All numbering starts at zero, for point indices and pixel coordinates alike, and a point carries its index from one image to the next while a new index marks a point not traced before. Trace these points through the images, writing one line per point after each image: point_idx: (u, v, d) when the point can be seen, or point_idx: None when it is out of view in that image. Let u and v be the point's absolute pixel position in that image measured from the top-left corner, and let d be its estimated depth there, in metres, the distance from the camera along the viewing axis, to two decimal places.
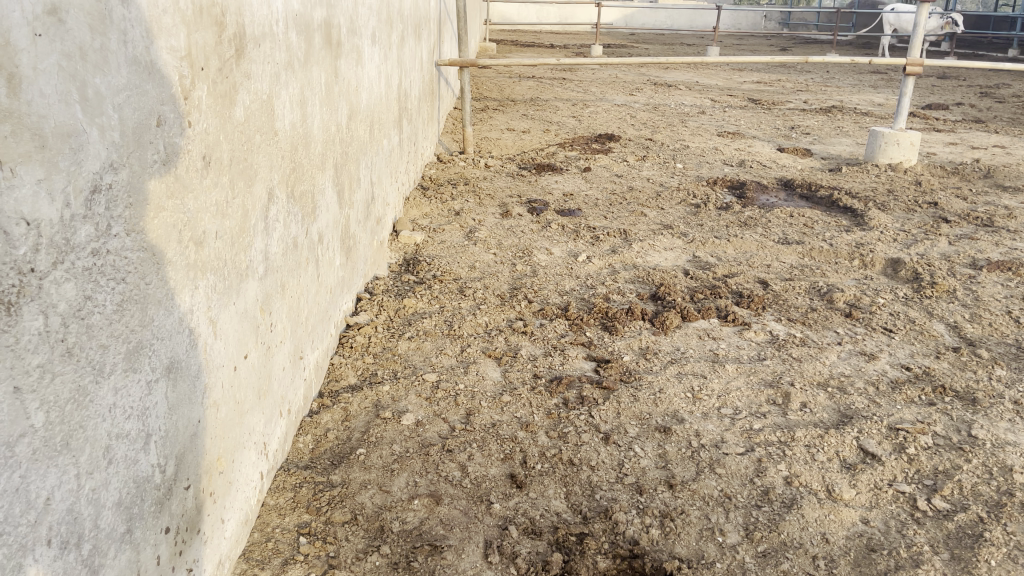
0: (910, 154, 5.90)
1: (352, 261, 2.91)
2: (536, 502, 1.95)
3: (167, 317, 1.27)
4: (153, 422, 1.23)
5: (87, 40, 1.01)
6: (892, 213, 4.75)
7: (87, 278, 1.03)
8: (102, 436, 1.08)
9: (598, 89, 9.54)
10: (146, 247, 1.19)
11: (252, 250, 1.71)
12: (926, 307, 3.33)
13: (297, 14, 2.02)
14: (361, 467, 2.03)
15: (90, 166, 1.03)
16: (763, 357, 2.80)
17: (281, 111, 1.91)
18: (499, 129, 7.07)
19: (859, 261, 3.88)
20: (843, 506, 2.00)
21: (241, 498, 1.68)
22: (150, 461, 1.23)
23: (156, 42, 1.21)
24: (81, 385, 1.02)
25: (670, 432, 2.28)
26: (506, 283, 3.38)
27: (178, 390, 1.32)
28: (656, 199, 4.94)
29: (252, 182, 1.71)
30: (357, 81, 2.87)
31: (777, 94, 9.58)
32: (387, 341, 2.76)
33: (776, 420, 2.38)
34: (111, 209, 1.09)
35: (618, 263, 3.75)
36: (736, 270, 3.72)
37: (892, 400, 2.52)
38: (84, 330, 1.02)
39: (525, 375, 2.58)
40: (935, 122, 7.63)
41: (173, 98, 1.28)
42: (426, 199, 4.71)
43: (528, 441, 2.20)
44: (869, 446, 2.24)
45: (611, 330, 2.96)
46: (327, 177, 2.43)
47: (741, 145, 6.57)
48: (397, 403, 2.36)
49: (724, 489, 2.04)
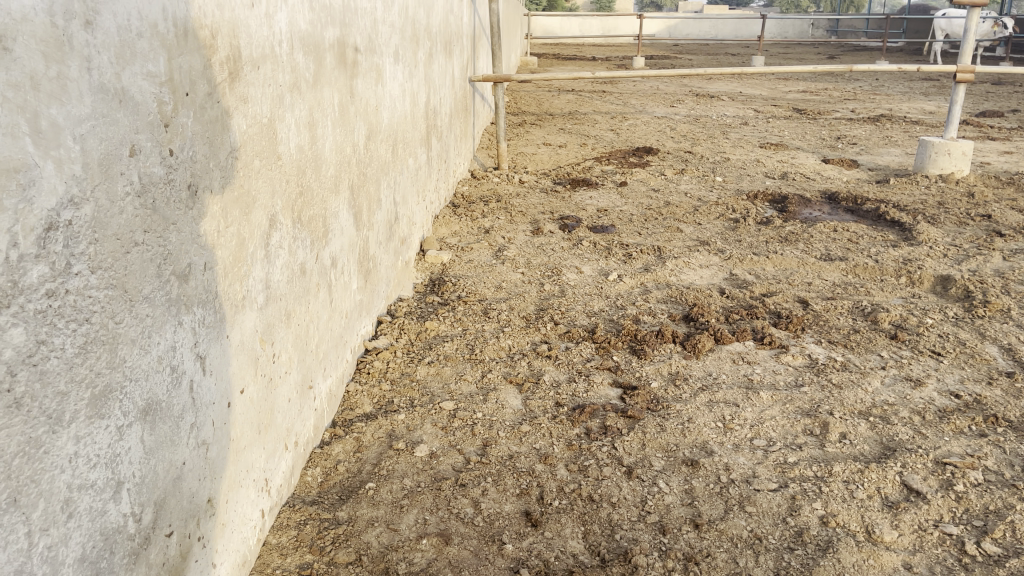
0: (962, 164, 5.67)
1: (373, 283, 2.85)
2: (551, 542, 1.85)
3: (143, 356, 1.21)
4: (125, 469, 1.16)
5: (40, 67, 0.95)
6: (943, 227, 4.54)
7: (42, 321, 0.97)
8: (60, 488, 1.01)
9: (638, 101, 9.41)
10: (116, 284, 1.13)
11: (249, 280, 1.65)
12: (978, 327, 3.14)
13: (304, 34, 1.96)
14: (369, 503, 1.95)
15: (43, 203, 0.96)
16: (800, 384, 2.65)
17: (284, 135, 1.85)
18: (536, 144, 7.00)
19: (907, 278, 3.70)
20: (884, 550, 1.85)
21: (238, 538, 1.62)
22: (121, 510, 1.16)
23: (130, 68, 1.15)
24: (34, 435, 0.96)
25: (697, 466, 2.15)
26: (533, 304, 3.29)
27: (157, 433, 1.26)
28: (694, 214, 4.81)
29: (249, 210, 1.64)
30: (377, 99, 2.82)
31: (823, 103, 9.34)
32: (406, 366, 2.68)
33: (813, 452, 2.23)
34: (71, 246, 1.02)
35: (651, 282, 3.63)
36: (775, 288, 3.58)
37: (940, 431, 2.36)
38: (36, 377, 0.96)
39: (547, 403, 2.48)
40: (989, 130, 7.35)
41: (150, 126, 1.22)
42: (457, 216, 4.64)
43: (546, 475, 2.10)
44: (913, 482, 2.09)
45: (640, 353, 2.84)
46: (341, 200, 2.37)
47: (783, 157, 6.38)
48: (411, 433, 2.28)
49: (754, 529, 1.90)
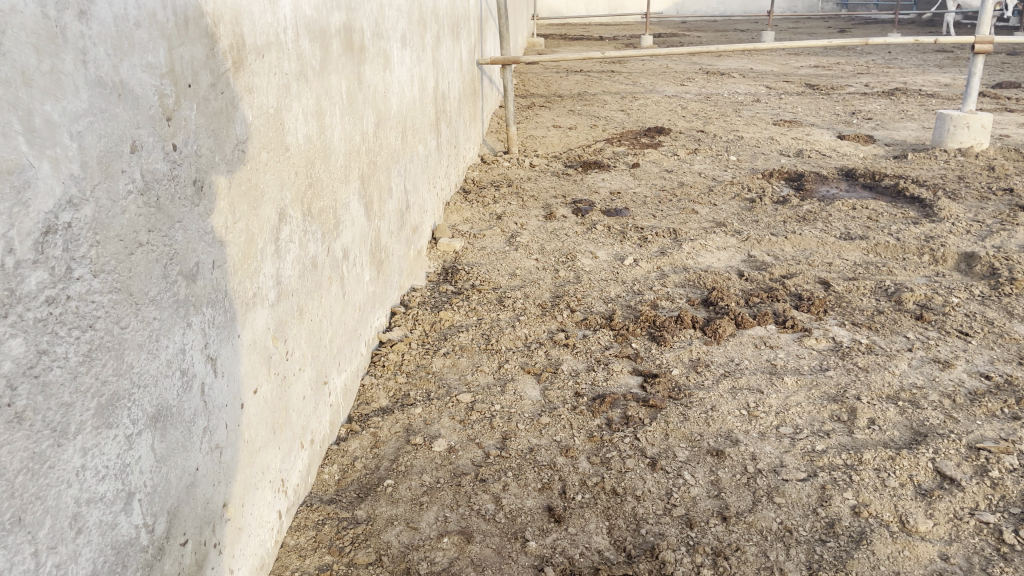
0: (981, 137, 5.56)
1: (385, 274, 2.79)
2: (576, 538, 1.80)
3: (151, 361, 1.16)
4: (135, 479, 1.12)
5: (31, 62, 0.89)
6: (964, 202, 4.45)
7: (42, 330, 0.92)
8: (67, 503, 0.97)
9: (647, 81, 9.26)
10: (120, 287, 1.08)
11: (259, 277, 1.60)
12: (1006, 305, 3.06)
13: (309, 19, 1.89)
14: (388, 501, 1.91)
15: (40, 206, 0.91)
16: (825, 368, 2.59)
17: (291, 125, 1.79)
18: (545, 127, 6.89)
19: (930, 256, 3.62)
20: (919, 540, 1.79)
21: (254, 541, 1.58)
22: (133, 522, 1.11)
23: (128, 60, 1.09)
24: (37, 451, 0.91)
25: (723, 456, 2.10)
26: (548, 291, 3.23)
27: (168, 440, 1.21)
28: (709, 195, 4.72)
29: (257, 204, 1.59)
30: (385, 87, 2.75)
31: (836, 78, 9.20)
32: (421, 358, 2.63)
33: (841, 439, 2.18)
34: (71, 250, 0.97)
35: (667, 266, 3.56)
36: (795, 269, 3.50)
37: (971, 415, 2.29)
38: (39, 389, 0.91)
39: (566, 394, 2.43)
40: (1007, 101, 7.22)
41: (152, 120, 1.16)
42: (468, 203, 4.57)
43: (568, 468, 2.05)
44: (946, 469, 2.03)
45: (660, 340, 2.78)
46: (351, 189, 2.31)
47: (797, 134, 6.27)
48: (429, 427, 2.23)
49: (784, 521, 1.85)
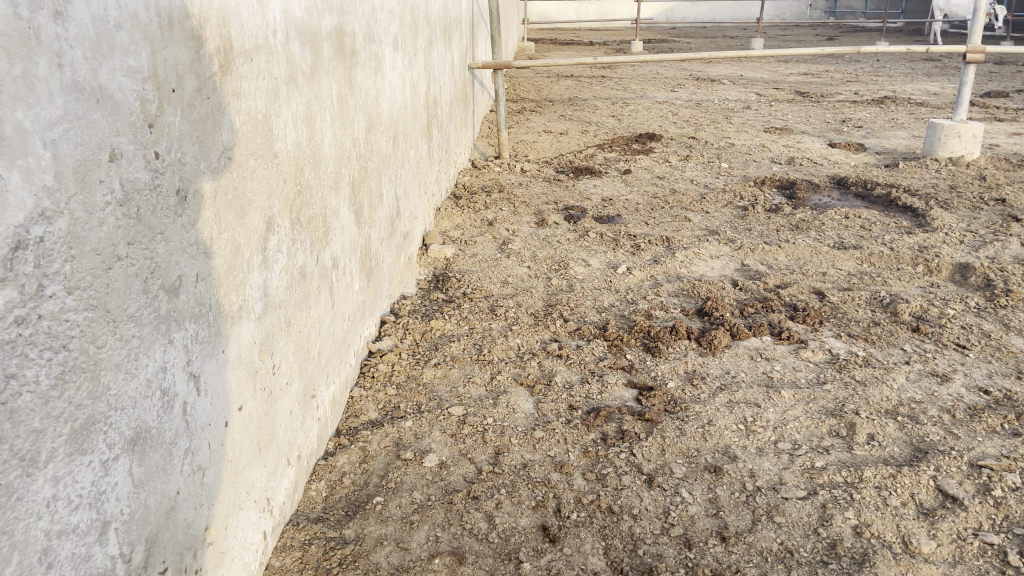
0: (972, 146, 5.55)
1: (375, 283, 2.73)
2: (571, 559, 1.74)
3: (130, 381, 1.09)
4: (111, 507, 1.05)
5: (2, 67, 0.83)
6: (956, 212, 4.43)
7: (10, 353, 0.85)
8: (37, 537, 0.90)
9: (638, 86, 9.23)
10: (97, 304, 1.01)
11: (245, 289, 1.53)
12: (1002, 318, 3.04)
13: (300, 22, 1.84)
14: (377, 519, 1.85)
15: (10, 219, 0.85)
16: (823, 381, 2.55)
17: (280, 131, 1.73)
18: (536, 132, 6.85)
19: (924, 266, 3.59)
20: (923, 562, 1.75)
21: (237, 564, 1.51)
22: (108, 552, 1.05)
23: (107, 64, 1.02)
24: (4, 482, 0.85)
25: (721, 473, 2.05)
26: (541, 300, 3.18)
27: (147, 463, 1.15)
28: (701, 202, 4.69)
29: (244, 213, 1.52)
30: (376, 91, 2.69)
31: (826, 85, 9.21)
32: (412, 369, 2.58)
33: (840, 456, 2.13)
34: (44, 265, 0.91)
35: (661, 274, 3.51)
36: (789, 279, 3.47)
37: (972, 431, 2.25)
38: (6, 416, 0.85)
39: (560, 407, 2.37)
40: (995, 111, 7.23)
41: (133, 127, 1.10)
42: (459, 209, 4.52)
43: (563, 485, 2.00)
44: (948, 487, 1.99)
45: (654, 351, 2.73)
46: (341, 197, 2.25)
47: (789, 141, 6.25)
48: (419, 441, 2.18)
49: (784, 542, 1.80)
